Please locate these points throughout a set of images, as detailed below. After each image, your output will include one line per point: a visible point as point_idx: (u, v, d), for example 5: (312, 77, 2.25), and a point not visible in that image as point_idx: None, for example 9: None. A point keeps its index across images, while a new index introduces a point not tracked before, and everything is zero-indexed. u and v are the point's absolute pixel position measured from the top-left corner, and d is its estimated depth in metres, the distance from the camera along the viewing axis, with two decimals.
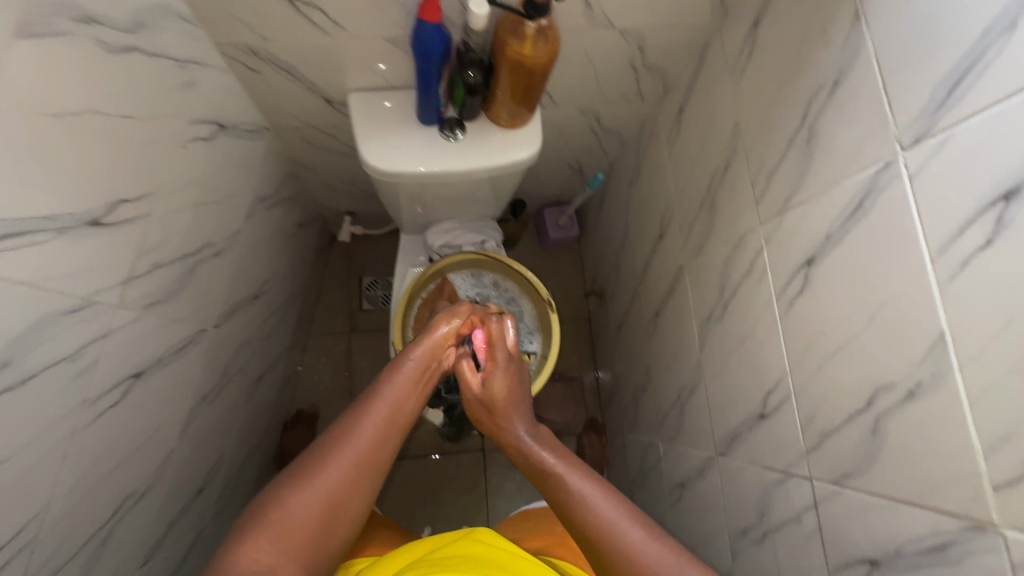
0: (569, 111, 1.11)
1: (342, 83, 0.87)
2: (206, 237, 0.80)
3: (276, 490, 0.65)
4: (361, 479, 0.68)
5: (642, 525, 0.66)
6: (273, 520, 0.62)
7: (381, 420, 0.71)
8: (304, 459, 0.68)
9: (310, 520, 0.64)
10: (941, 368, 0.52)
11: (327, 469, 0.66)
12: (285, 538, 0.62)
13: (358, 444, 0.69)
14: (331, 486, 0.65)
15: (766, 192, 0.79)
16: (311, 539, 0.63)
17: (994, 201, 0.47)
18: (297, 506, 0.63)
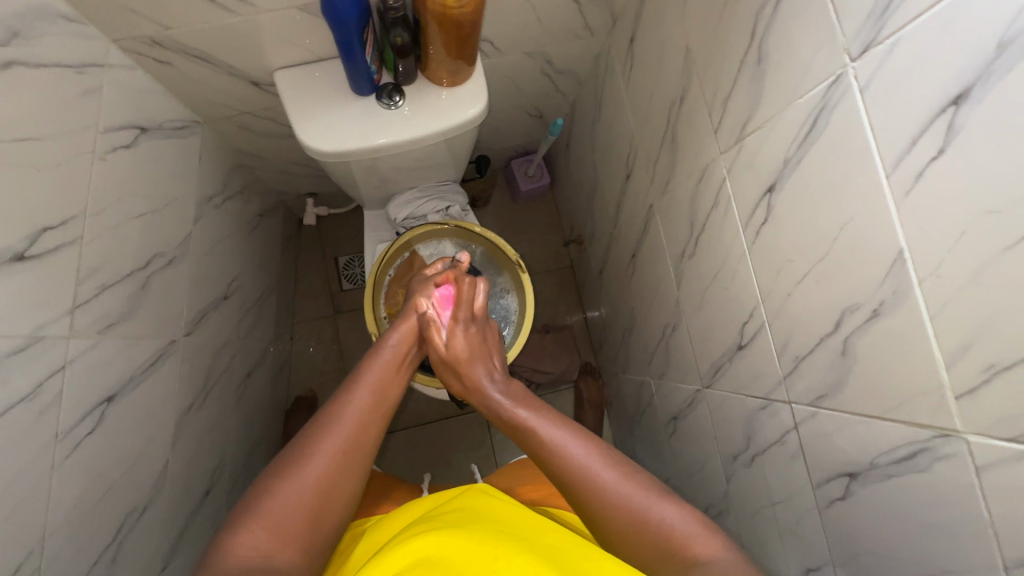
0: (516, 57, 1.05)
1: (264, 62, 0.81)
2: (154, 248, 0.78)
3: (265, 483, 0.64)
4: (353, 458, 0.68)
5: (630, 474, 0.66)
6: (268, 507, 0.62)
7: (368, 398, 0.74)
8: (292, 448, 0.68)
9: (304, 505, 0.63)
10: (902, 286, 0.52)
11: (318, 448, 0.67)
12: (275, 523, 0.61)
13: (348, 418, 0.70)
14: (321, 467, 0.65)
15: (723, 119, 0.75)
16: (312, 520, 0.63)
17: (944, 108, 0.44)
18: (289, 490, 0.63)
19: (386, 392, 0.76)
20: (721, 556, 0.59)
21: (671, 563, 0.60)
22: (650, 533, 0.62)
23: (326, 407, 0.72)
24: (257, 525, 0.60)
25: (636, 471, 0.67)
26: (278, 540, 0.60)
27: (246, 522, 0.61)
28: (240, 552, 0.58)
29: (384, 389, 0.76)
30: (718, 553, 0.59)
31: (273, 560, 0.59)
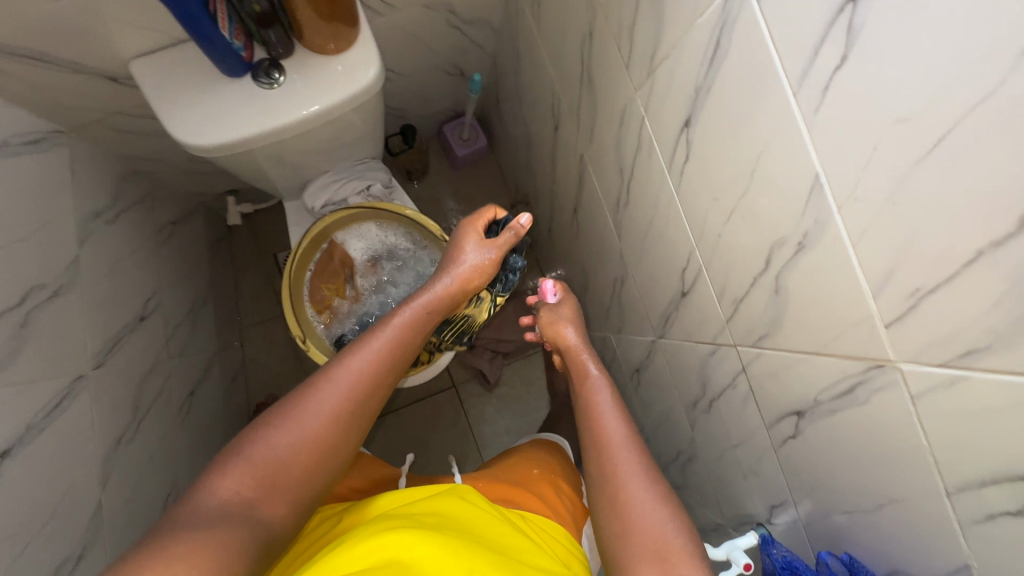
0: (413, 11, 0.95)
1: (112, 53, 0.71)
2: (28, 280, 0.70)
3: (262, 423, 0.63)
4: (350, 419, 0.66)
5: (645, 471, 0.63)
6: (261, 451, 0.60)
7: (378, 354, 0.71)
8: (293, 394, 0.66)
9: (293, 457, 0.61)
10: (823, 214, 0.47)
11: (321, 401, 0.65)
12: (263, 472, 0.59)
13: (354, 372, 0.68)
14: (318, 420, 0.63)
15: (632, 51, 0.68)
16: (298, 474, 0.61)
17: (842, 6, 0.38)
18: (286, 438, 0.62)
19: (397, 350, 0.73)
20: None
21: (652, 561, 0.55)
22: (643, 530, 0.58)
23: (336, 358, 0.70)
24: (243, 469, 0.58)
25: (652, 472, 0.63)
26: (263, 490, 0.58)
27: (233, 465, 0.59)
28: (219, 495, 0.56)
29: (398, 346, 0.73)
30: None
31: (252, 507, 0.57)
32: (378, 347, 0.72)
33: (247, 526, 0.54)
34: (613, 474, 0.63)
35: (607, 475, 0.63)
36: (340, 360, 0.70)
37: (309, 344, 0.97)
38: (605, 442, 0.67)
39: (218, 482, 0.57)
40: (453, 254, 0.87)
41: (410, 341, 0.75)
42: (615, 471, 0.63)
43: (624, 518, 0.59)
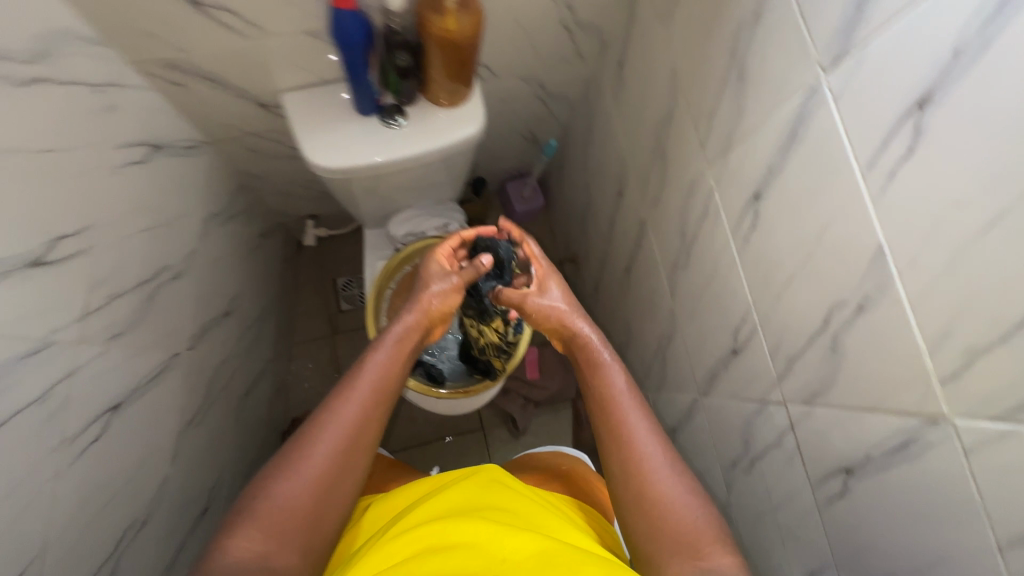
0: (510, 81, 1.09)
1: (271, 85, 0.84)
2: (160, 261, 0.80)
3: (263, 482, 0.64)
4: (346, 462, 0.67)
5: (671, 464, 0.63)
6: (265, 509, 0.61)
7: (361, 399, 0.70)
8: (289, 446, 0.67)
9: (299, 505, 0.62)
10: (884, 279, 0.54)
11: (313, 454, 0.65)
12: (273, 525, 0.60)
13: (344, 412, 0.68)
14: (318, 466, 0.64)
15: (709, 133, 0.79)
16: (307, 520, 0.62)
17: (910, 110, 0.48)
18: (285, 493, 0.62)
19: (383, 382, 0.73)
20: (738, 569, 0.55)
21: (683, 556, 0.57)
22: (677, 529, 0.59)
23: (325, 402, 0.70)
24: (253, 527, 0.60)
25: (677, 466, 0.63)
26: (275, 542, 0.60)
27: (242, 523, 0.60)
28: (234, 554, 0.57)
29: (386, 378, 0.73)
30: (735, 565, 0.55)
31: (269, 561, 0.58)
32: (365, 385, 0.71)
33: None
34: (640, 475, 0.62)
35: (636, 478, 0.62)
36: (324, 409, 0.69)
37: None
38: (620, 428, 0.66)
39: (231, 543, 0.58)
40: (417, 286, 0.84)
41: (394, 372, 0.75)
42: (643, 469, 0.62)
43: (653, 515, 0.60)
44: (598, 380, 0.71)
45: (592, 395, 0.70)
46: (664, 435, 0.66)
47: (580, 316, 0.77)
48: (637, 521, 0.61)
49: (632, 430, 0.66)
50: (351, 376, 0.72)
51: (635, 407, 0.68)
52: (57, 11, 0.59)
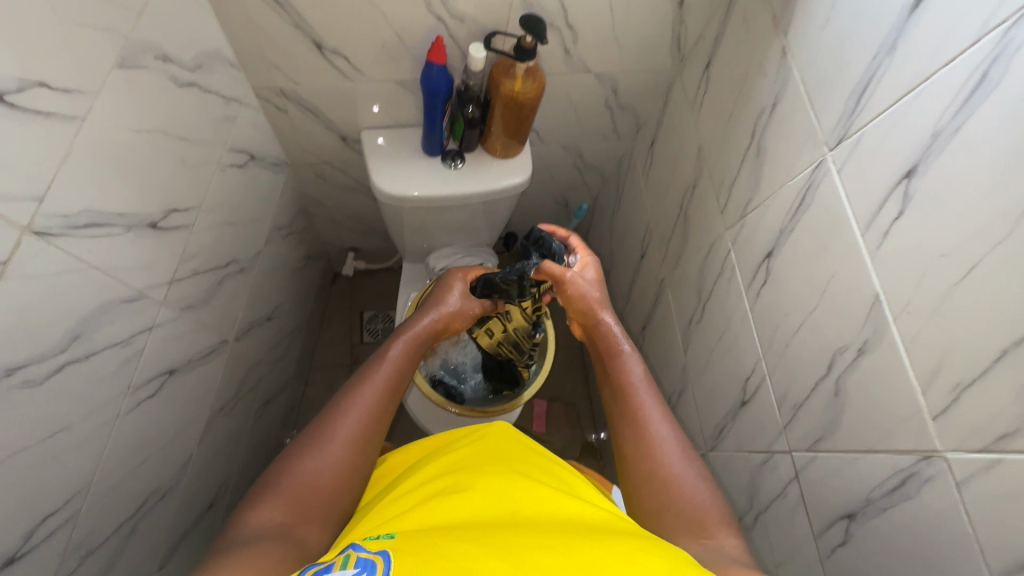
0: (554, 148, 1.24)
1: (356, 121, 0.99)
2: (231, 255, 0.89)
3: (285, 459, 0.60)
4: (367, 445, 0.63)
5: (682, 448, 0.65)
6: (286, 485, 0.57)
7: (380, 388, 0.68)
8: (309, 427, 0.64)
9: (325, 481, 0.59)
10: (881, 324, 0.61)
11: (334, 435, 0.62)
12: (298, 499, 0.57)
13: (367, 393, 0.67)
14: (344, 442, 0.62)
15: (729, 201, 0.90)
16: (333, 495, 0.59)
17: (900, 179, 0.58)
18: (307, 469, 0.59)
19: (403, 369, 0.72)
20: (742, 548, 0.56)
21: (690, 533, 0.58)
22: (687, 506, 0.60)
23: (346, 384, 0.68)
24: (277, 500, 0.56)
25: (689, 450, 0.66)
26: (298, 517, 0.56)
27: (265, 498, 0.56)
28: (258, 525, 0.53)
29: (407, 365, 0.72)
30: (741, 545, 0.56)
31: (294, 534, 0.54)
32: (387, 370, 0.70)
33: (291, 551, 0.52)
34: (654, 457, 0.65)
35: (649, 458, 0.65)
36: (340, 396, 0.67)
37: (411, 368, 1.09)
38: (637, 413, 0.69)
39: (253, 514, 0.54)
40: (438, 292, 0.86)
41: (413, 360, 0.74)
42: (655, 449, 0.65)
43: (664, 494, 0.62)
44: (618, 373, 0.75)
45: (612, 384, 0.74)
46: (680, 426, 0.69)
47: (607, 306, 0.82)
48: (646, 496, 0.63)
49: (648, 416, 0.68)
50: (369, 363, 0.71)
51: (652, 397, 0.71)
52: (213, 37, 0.74)
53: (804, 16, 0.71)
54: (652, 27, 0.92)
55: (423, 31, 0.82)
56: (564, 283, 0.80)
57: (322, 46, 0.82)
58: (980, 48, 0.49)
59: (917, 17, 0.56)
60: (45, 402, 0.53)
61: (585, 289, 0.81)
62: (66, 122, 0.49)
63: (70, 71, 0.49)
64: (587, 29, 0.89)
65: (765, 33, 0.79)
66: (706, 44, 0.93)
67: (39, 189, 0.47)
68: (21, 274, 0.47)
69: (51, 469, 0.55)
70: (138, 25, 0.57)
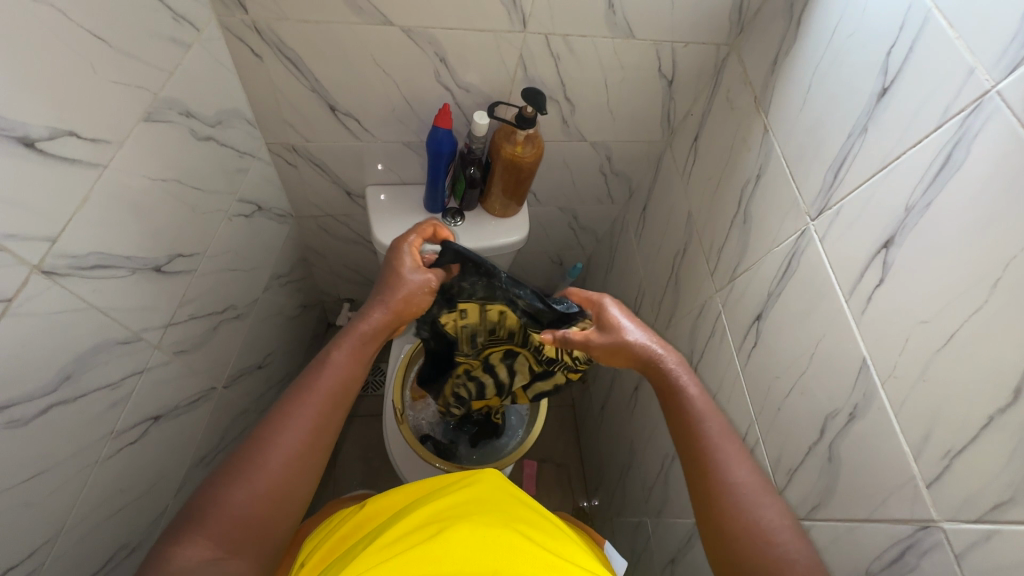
0: (551, 210, 1.29)
1: (362, 178, 1.03)
2: (229, 301, 0.90)
3: (215, 485, 0.57)
4: (303, 467, 0.61)
5: (759, 486, 0.63)
6: (214, 515, 0.55)
7: (321, 402, 0.64)
8: (241, 449, 0.60)
9: (255, 511, 0.57)
10: (870, 389, 0.62)
11: (270, 459, 0.59)
12: (227, 531, 0.54)
13: (303, 416, 0.63)
14: (276, 468, 0.59)
15: (718, 263, 0.94)
16: (266, 523, 0.57)
17: (879, 249, 0.61)
18: (237, 497, 0.56)
19: (347, 382, 0.68)
20: None
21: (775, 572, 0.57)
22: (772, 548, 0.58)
23: (282, 400, 0.64)
24: (205, 534, 0.53)
25: (766, 486, 0.63)
26: (229, 550, 0.54)
27: (194, 532, 0.53)
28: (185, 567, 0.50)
29: (350, 375, 0.69)
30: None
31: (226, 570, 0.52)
32: (326, 384, 0.66)
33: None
34: (728, 496, 0.62)
35: (725, 495, 0.62)
36: (280, 411, 0.63)
37: (402, 420, 1.06)
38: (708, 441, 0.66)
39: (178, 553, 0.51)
40: (386, 281, 0.78)
41: (357, 370, 0.70)
42: (737, 495, 0.62)
43: (745, 533, 0.60)
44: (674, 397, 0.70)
45: (672, 410, 0.70)
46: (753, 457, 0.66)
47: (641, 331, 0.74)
48: (724, 533, 0.61)
49: (715, 448, 0.65)
50: (308, 376, 0.66)
51: (720, 427, 0.67)
52: (235, 96, 0.79)
53: (783, 99, 0.77)
54: (644, 103, 0.99)
55: (431, 99, 0.88)
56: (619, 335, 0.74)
57: (335, 108, 0.87)
58: (943, 133, 0.54)
59: (884, 104, 0.61)
60: (28, 443, 0.52)
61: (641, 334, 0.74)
62: (89, 168, 0.52)
63: (99, 123, 0.52)
64: (584, 102, 0.96)
65: (748, 112, 0.85)
66: (694, 119, 1.00)
67: (53, 230, 0.49)
68: (24, 311, 0.48)
69: (20, 517, 0.53)
70: (168, 84, 0.61)
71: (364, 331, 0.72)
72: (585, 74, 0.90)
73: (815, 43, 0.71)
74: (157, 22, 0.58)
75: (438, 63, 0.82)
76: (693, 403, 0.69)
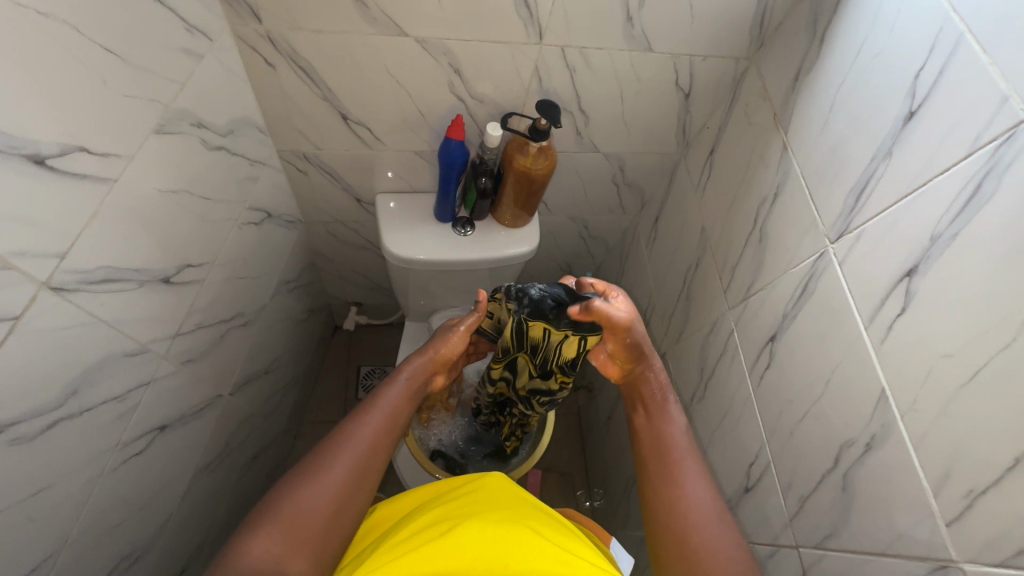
0: (561, 219, 1.27)
1: (372, 186, 1.02)
2: (237, 308, 0.89)
3: (286, 488, 0.61)
4: (366, 476, 0.65)
5: (715, 509, 0.66)
6: (284, 514, 0.58)
7: (381, 421, 0.70)
8: (310, 457, 0.65)
9: (323, 513, 0.60)
10: (888, 419, 0.61)
11: (328, 472, 0.62)
12: (294, 530, 0.57)
13: (365, 432, 0.68)
14: (343, 474, 0.63)
15: (732, 281, 0.92)
16: (330, 528, 0.59)
17: (902, 277, 0.59)
18: (304, 500, 0.60)
19: (400, 412, 0.73)
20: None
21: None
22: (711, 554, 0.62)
23: (344, 419, 0.69)
24: (272, 531, 0.56)
25: (722, 511, 0.66)
26: (292, 548, 0.56)
27: (261, 529, 0.56)
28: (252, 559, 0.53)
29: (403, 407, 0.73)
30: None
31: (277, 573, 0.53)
32: (385, 409, 0.71)
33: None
34: (684, 514, 0.66)
35: (678, 516, 0.66)
36: (339, 430, 0.68)
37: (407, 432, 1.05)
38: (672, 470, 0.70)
39: (248, 546, 0.54)
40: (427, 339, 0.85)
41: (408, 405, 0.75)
42: (693, 516, 0.66)
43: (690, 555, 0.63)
44: (654, 427, 0.75)
45: (646, 440, 0.74)
46: (715, 487, 0.69)
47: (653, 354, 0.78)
48: (671, 550, 0.64)
49: (685, 478, 0.69)
50: (367, 401, 0.72)
51: (692, 461, 0.71)
52: (246, 105, 0.79)
53: (804, 117, 0.75)
54: (659, 115, 0.98)
55: (444, 109, 0.87)
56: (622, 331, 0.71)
57: (347, 117, 0.86)
58: (973, 161, 0.52)
59: (910, 128, 0.59)
60: (32, 460, 0.51)
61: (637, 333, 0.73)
62: (99, 182, 0.51)
63: (111, 137, 0.52)
64: (598, 113, 0.95)
65: (767, 128, 0.83)
66: (710, 132, 0.99)
67: (61, 246, 0.48)
68: (31, 328, 0.47)
69: (24, 532, 0.53)
70: (180, 96, 0.61)
71: (411, 376, 0.77)
72: (601, 86, 0.89)
73: (839, 63, 0.69)
74: (169, 34, 0.57)
75: (452, 74, 0.81)
76: (665, 428, 0.75)
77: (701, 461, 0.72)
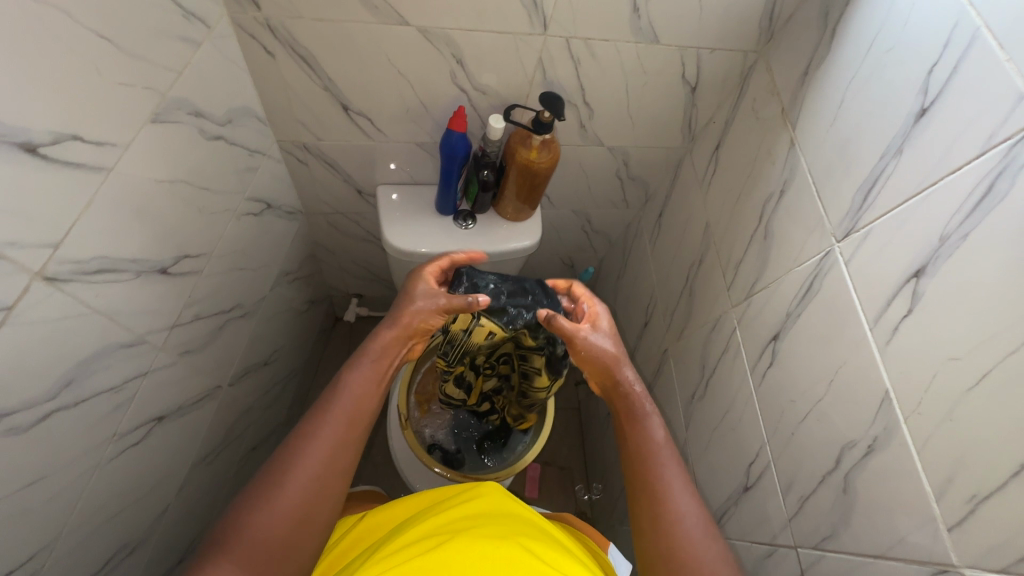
0: (564, 213, 1.26)
1: (373, 177, 1.01)
2: (237, 299, 0.89)
3: (240, 508, 0.59)
4: (325, 486, 0.63)
5: (702, 525, 0.65)
6: (239, 539, 0.57)
7: (340, 423, 0.66)
8: (266, 471, 0.62)
9: (280, 532, 0.58)
10: (891, 422, 0.60)
11: (289, 482, 0.61)
12: (250, 554, 0.56)
13: (323, 437, 0.65)
14: (299, 489, 0.61)
15: (736, 278, 0.91)
16: (290, 545, 0.59)
17: (909, 278, 0.58)
18: (259, 520, 0.58)
19: (363, 406, 0.69)
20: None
21: None
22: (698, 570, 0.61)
23: (303, 424, 0.66)
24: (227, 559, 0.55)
25: (711, 528, 0.65)
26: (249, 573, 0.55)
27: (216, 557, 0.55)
28: None
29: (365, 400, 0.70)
30: None
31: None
32: (343, 409, 0.68)
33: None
34: (672, 527, 0.65)
35: (667, 531, 0.65)
36: (297, 437, 0.65)
37: (407, 425, 1.06)
38: (654, 485, 0.68)
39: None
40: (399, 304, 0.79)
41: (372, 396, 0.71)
42: (678, 529, 0.64)
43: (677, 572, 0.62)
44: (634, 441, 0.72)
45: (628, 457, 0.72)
46: (701, 498, 0.68)
47: (626, 363, 0.77)
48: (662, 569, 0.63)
49: (671, 489, 0.67)
50: (326, 399, 0.68)
51: (678, 474, 0.69)
52: (246, 94, 0.77)
53: (812, 112, 0.74)
54: (664, 109, 0.96)
55: (446, 101, 0.86)
56: (576, 344, 0.76)
57: (348, 107, 0.85)
58: (985, 161, 0.51)
59: (922, 126, 0.58)
60: (27, 451, 0.51)
61: (600, 348, 0.77)
62: (94, 172, 0.51)
63: (105, 126, 0.51)
64: (603, 106, 0.93)
65: (774, 123, 0.82)
66: (716, 126, 0.97)
67: (56, 236, 0.48)
68: (25, 319, 0.47)
69: (19, 522, 0.53)
70: (177, 84, 0.60)
71: (375, 362, 0.73)
72: (606, 78, 0.87)
73: (850, 57, 0.68)
74: (166, 21, 0.56)
75: (454, 64, 0.80)
76: (650, 437, 0.72)
77: (686, 473, 0.70)
